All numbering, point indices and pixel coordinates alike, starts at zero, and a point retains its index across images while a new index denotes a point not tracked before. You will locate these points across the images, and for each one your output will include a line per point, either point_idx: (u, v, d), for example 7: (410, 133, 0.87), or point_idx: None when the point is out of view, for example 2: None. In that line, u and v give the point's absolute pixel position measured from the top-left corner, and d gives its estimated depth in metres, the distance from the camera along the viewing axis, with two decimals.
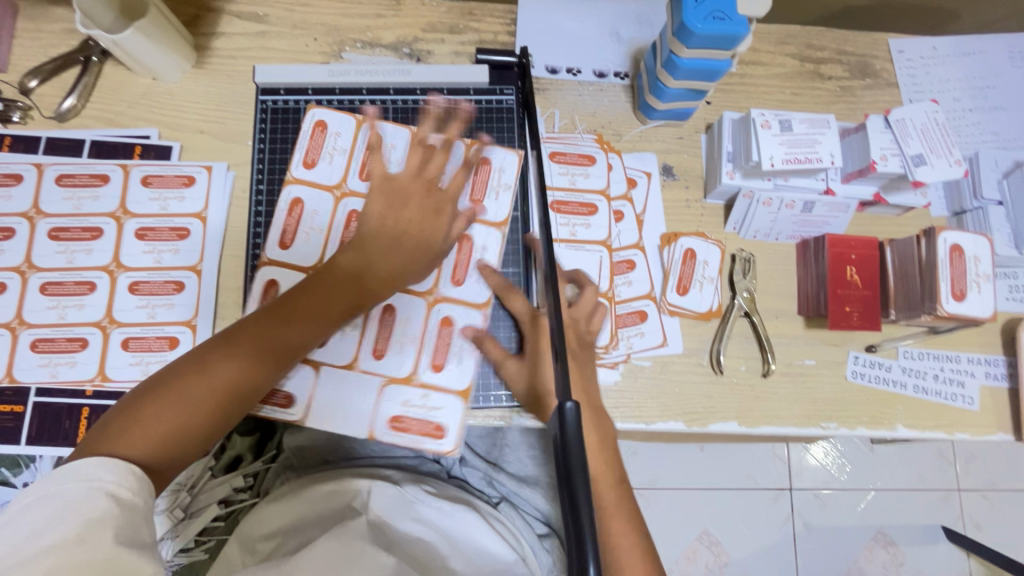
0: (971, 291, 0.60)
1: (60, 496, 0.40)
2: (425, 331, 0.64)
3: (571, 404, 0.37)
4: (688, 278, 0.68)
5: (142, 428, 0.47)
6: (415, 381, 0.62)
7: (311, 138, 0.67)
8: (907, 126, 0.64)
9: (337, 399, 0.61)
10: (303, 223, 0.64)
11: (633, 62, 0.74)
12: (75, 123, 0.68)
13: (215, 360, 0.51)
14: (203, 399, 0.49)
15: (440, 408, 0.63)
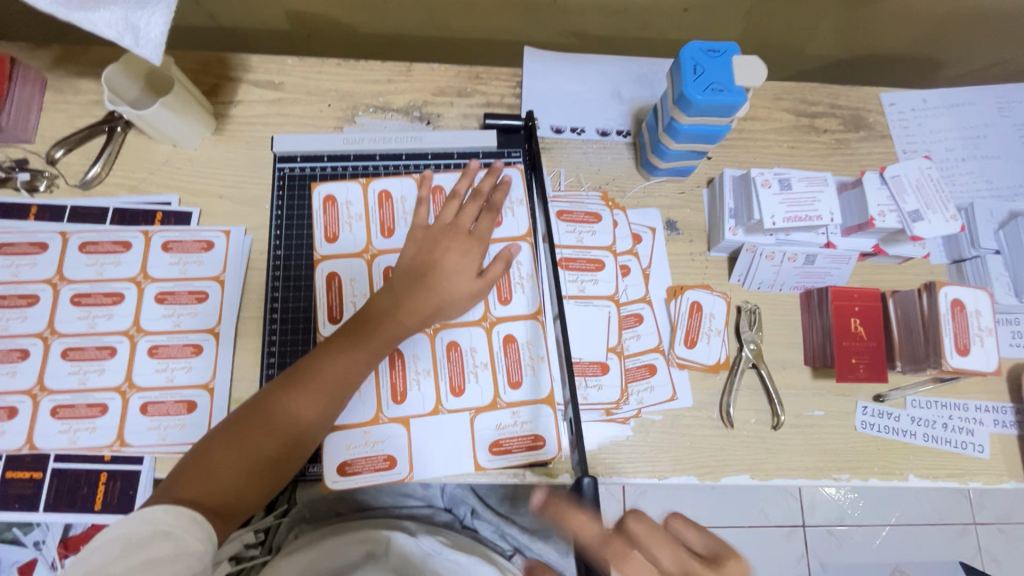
0: (974, 343, 0.61)
1: (129, 535, 0.46)
2: (496, 358, 0.64)
3: (589, 477, 0.53)
4: (695, 330, 0.69)
5: (211, 474, 0.52)
6: (502, 405, 0.63)
7: (324, 215, 0.68)
8: (903, 182, 0.66)
9: (422, 447, 0.62)
10: (345, 295, 0.66)
11: (634, 121, 0.77)
12: (99, 191, 0.70)
13: (270, 407, 0.55)
14: (260, 444, 0.54)
15: (533, 420, 0.63)
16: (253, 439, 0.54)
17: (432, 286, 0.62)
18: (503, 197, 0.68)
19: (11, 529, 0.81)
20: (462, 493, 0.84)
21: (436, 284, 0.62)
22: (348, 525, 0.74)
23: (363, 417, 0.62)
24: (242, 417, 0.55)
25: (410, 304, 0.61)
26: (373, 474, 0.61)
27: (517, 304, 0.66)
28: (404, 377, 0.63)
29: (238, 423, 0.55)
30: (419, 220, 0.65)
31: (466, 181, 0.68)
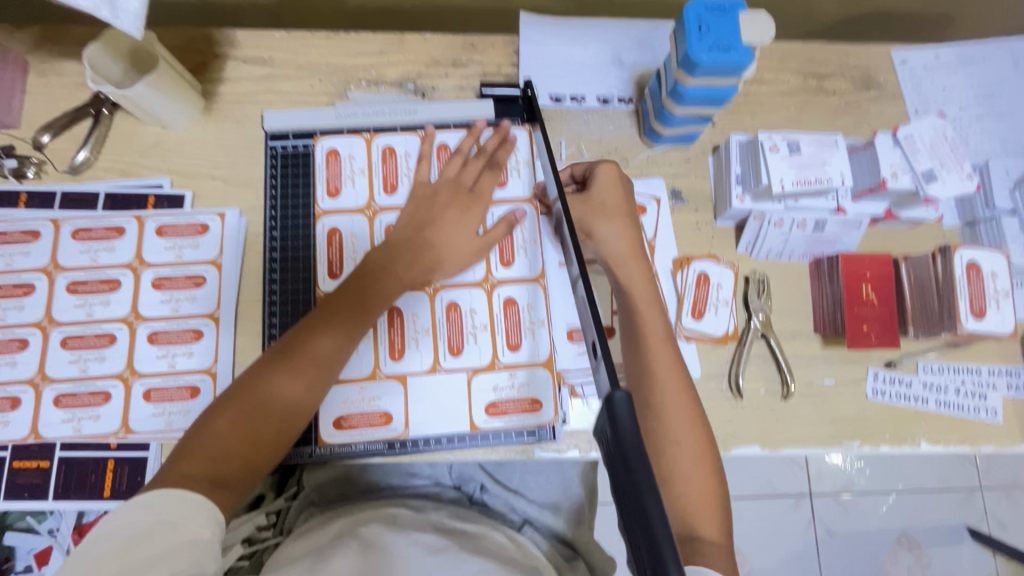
0: (990, 307, 0.60)
1: (126, 528, 0.44)
2: (495, 321, 0.62)
3: (624, 393, 0.32)
4: (702, 302, 0.68)
5: (207, 448, 0.50)
6: (500, 366, 0.61)
7: (327, 168, 0.66)
8: (916, 143, 0.63)
9: (418, 410, 0.60)
10: (346, 252, 0.65)
11: (636, 87, 0.74)
12: (89, 176, 0.68)
13: (263, 379, 0.53)
14: (256, 412, 0.52)
15: (531, 380, 0.61)
16: (249, 408, 0.52)
17: (429, 247, 0.61)
18: (508, 155, 0.66)
19: (25, 518, 0.82)
20: (470, 470, 0.83)
21: (433, 243, 0.61)
22: (353, 507, 0.75)
23: (360, 372, 0.60)
24: (235, 389, 0.54)
25: (405, 265, 0.60)
26: (369, 430, 0.59)
27: (519, 267, 0.64)
28: (403, 335, 0.61)
29: (230, 395, 0.53)
30: (422, 177, 0.65)
31: (471, 139, 0.67)
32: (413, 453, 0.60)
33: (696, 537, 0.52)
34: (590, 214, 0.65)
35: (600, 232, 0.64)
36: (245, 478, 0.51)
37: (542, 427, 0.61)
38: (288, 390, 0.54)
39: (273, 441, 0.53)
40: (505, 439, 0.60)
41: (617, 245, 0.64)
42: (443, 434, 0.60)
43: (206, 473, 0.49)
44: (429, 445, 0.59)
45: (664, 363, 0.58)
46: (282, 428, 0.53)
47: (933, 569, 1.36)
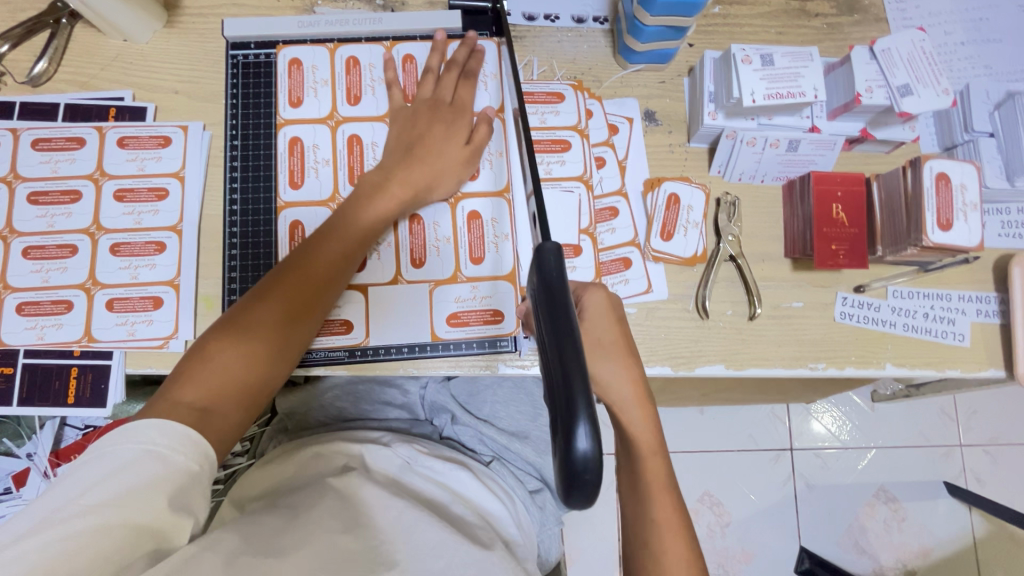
0: (958, 219, 0.59)
1: (113, 456, 0.42)
2: (460, 235, 0.62)
3: (553, 240, 0.33)
4: (672, 223, 0.67)
5: (200, 376, 0.48)
6: (463, 278, 0.61)
7: (289, 78, 0.65)
8: (893, 57, 0.62)
9: (378, 319, 0.60)
10: (307, 161, 0.64)
11: (612, 6, 0.72)
12: (48, 88, 0.67)
13: (257, 307, 0.52)
14: (251, 340, 0.51)
15: (494, 291, 0.61)
16: (244, 336, 0.51)
17: (420, 165, 0.59)
18: (479, 64, 0.65)
19: (3, 442, 0.83)
20: (442, 400, 0.84)
21: (423, 161, 0.59)
22: (325, 434, 0.76)
23: None
24: (227, 319, 0.52)
25: (400, 183, 0.58)
26: (328, 339, 0.59)
27: (484, 181, 0.63)
28: None
29: (224, 324, 0.51)
30: (397, 102, 0.64)
31: (438, 56, 0.65)
32: (374, 363, 0.60)
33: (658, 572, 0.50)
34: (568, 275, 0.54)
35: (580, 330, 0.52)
36: (236, 407, 0.49)
37: (503, 339, 0.61)
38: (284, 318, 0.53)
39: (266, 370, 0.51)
40: (466, 351, 0.60)
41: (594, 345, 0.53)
42: (403, 349, 0.60)
43: (196, 401, 0.47)
44: (389, 355, 0.60)
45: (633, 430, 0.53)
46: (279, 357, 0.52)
47: (909, 522, 1.38)
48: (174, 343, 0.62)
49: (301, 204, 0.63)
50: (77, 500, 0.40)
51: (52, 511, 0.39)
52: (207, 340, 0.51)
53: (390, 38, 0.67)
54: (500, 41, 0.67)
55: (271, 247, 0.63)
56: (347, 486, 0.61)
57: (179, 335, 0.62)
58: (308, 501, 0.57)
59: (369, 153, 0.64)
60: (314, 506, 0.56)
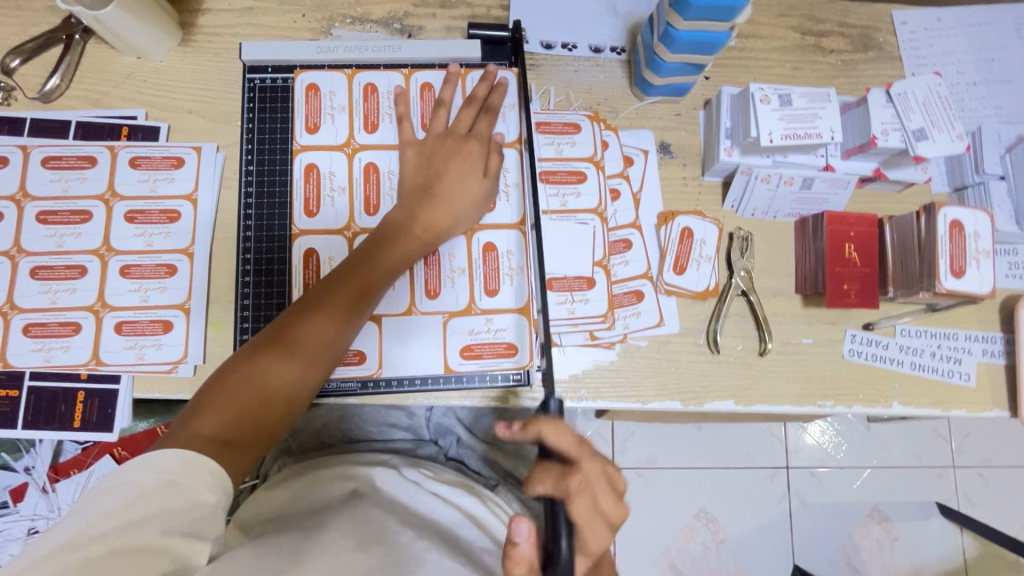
0: (970, 266, 0.60)
1: (126, 486, 0.40)
2: (476, 269, 0.62)
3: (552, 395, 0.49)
4: (685, 257, 0.67)
5: (218, 407, 0.48)
6: (477, 310, 0.61)
7: (306, 103, 0.65)
8: (909, 100, 0.63)
9: (393, 349, 0.60)
10: (323, 189, 0.64)
11: (630, 36, 0.72)
12: (60, 104, 0.66)
13: (281, 339, 0.51)
14: (271, 372, 0.50)
15: (509, 324, 0.61)
16: (267, 366, 0.50)
17: (440, 202, 0.59)
18: (500, 99, 0.65)
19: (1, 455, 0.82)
20: (448, 423, 0.85)
21: (444, 198, 0.60)
22: (332, 457, 0.76)
23: None
24: (251, 348, 0.52)
25: (423, 226, 0.59)
26: (341, 368, 0.59)
27: (500, 213, 0.63)
28: None
29: (247, 353, 0.51)
30: (407, 136, 0.63)
31: (452, 88, 0.65)
32: (385, 394, 0.60)
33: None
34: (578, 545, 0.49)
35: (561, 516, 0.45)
36: (254, 439, 0.48)
37: (516, 372, 0.61)
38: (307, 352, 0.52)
39: (287, 400, 0.51)
40: (481, 383, 0.60)
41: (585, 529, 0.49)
42: (417, 380, 0.60)
43: (216, 433, 0.46)
44: (402, 387, 0.60)
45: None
46: (298, 391, 0.51)
47: (901, 542, 1.39)
48: (183, 368, 0.61)
49: (316, 232, 0.63)
50: (89, 529, 0.38)
51: (65, 540, 0.37)
52: (227, 371, 0.50)
53: (407, 66, 0.67)
54: (515, 72, 0.67)
55: (284, 274, 0.63)
56: (357, 511, 0.61)
57: (189, 360, 0.62)
58: (319, 527, 0.56)
59: (386, 182, 0.64)
60: (323, 532, 0.55)
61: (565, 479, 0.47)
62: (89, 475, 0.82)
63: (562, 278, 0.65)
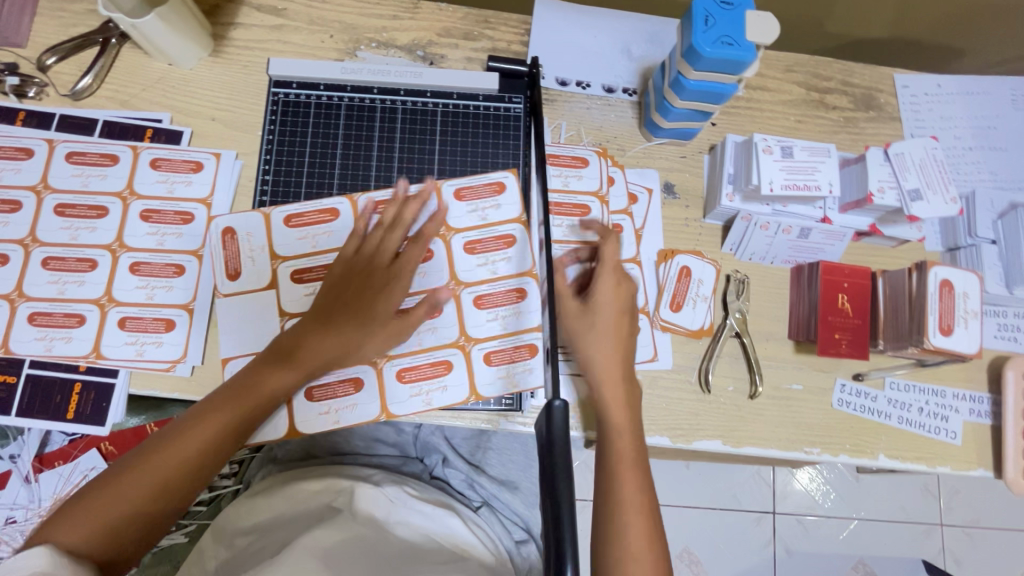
0: (958, 325, 0.61)
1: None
2: (412, 359, 0.63)
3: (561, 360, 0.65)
4: (682, 295, 0.69)
5: (105, 497, 0.48)
6: (405, 380, 0.62)
7: (352, 154, 0.69)
8: (906, 160, 0.65)
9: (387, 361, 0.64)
10: (242, 249, 0.64)
11: (642, 79, 0.75)
12: (89, 103, 0.68)
13: (204, 416, 0.54)
14: (185, 457, 0.51)
15: (445, 387, 0.63)
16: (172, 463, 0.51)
17: (356, 320, 0.60)
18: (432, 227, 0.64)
19: None
20: (435, 442, 0.85)
21: (359, 316, 0.60)
22: (321, 469, 0.76)
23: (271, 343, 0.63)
24: (139, 453, 0.51)
25: (337, 338, 0.60)
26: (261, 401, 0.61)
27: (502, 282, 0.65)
28: None
29: (136, 457, 0.51)
30: (346, 252, 0.62)
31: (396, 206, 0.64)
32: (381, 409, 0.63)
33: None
34: (579, 333, 0.60)
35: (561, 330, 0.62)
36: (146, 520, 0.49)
37: (511, 397, 0.64)
38: (222, 432, 0.54)
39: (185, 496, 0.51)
40: (472, 406, 0.64)
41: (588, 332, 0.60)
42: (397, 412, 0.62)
43: (93, 529, 0.47)
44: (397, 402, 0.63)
45: (619, 422, 0.57)
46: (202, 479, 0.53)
47: None
48: (181, 367, 0.62)
49: (239, 296, 0.63)
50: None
51: None
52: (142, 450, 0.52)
53: (426, 97, 0.71)
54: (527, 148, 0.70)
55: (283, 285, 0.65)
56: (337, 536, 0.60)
57: (187, 360, 0.62)
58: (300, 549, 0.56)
59: (304, 245, 0.65)
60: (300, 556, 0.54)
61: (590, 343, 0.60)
62: (74, 467, 0.82)
63: (502, 351, 0.64)
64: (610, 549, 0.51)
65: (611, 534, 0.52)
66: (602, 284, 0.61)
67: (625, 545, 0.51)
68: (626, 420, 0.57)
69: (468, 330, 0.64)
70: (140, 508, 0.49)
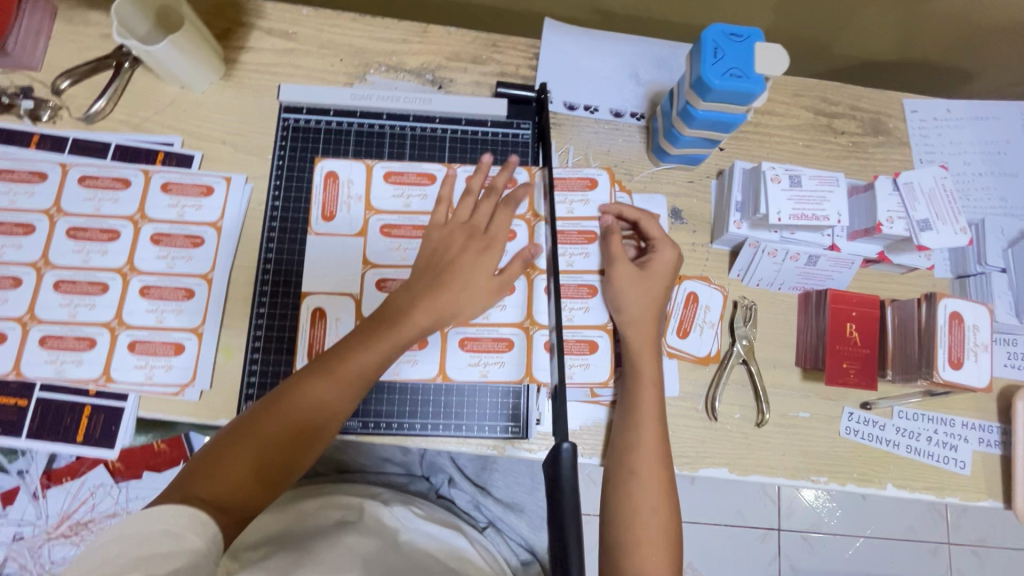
0: (968, 358, 0.61)
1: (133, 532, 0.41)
2: (477, 330, 0.65)
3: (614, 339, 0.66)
4: (689, 321, 0.69)
5: (217, 469, 0.48)
6: (467, 348, 0.64)
7: (324, 190, 0.68)
8: (915, 190, 0.65)
9: (389, 388, 0.64)
10: (340, 195, 0.68)
11: (650, 104, 0.75)
12: (102, 126, 0.69)
13: (300, 389, 0.53)
14: (284, 424, 0.51)
15: (502, 362, 0.64)
16: (274, 433, 0.51)
17: (443, 291, 0.60)
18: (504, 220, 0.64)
19: None
20: (441, 461, 0.85)
21: (449, 287, 0.60)
22: (326, 488, 0.76)
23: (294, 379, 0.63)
24: (261, 409, 0.52)
25: (423, 311, 0.59)
26: None
27: (510, 311, 0.65)
28: None
29: (257, 414, 0.52)
30: (438, 218, 0.65)
31: (481, 177, 0.67)
32: (386, 435, 0.63)
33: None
34: (626, 319, 0.63)
35: (612, 292, 0.65)
36: (253, 490, 0.49)
37: (517, 423, 0.64)
38: (317, 408, 0.53)
39: (297, 454, 0.51)
40: (479, 432, 0.64)
41: (638, 304, 0.63)
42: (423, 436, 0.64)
43: (209, 496, 0.46)
44: (403, 430, 0.63)
45: (647, 399, 0.60)
46: (305, 447, 0.52)
47: None
48: (190, 391, 0.63)
49: (331, 236, 0.67)
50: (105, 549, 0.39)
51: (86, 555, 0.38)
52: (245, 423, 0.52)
53: (434, 124, 0.71)
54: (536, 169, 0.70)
55: (292, 313, 0.65)
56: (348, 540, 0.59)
57: (196, 384, 0.63)
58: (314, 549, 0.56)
59: (397, 203, 0.68)
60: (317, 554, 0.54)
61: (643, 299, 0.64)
62: (81, 484, 0.84)
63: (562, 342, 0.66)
64: (622, 515, 0.56)
65: (623, 500, 0.56)
66: (660, 255, 0.65)
67: (636, 511, 0.55)
68: (653, 398, 0.60)
69: (536, 314, 0.65)
70: (258, 464, 0.49)
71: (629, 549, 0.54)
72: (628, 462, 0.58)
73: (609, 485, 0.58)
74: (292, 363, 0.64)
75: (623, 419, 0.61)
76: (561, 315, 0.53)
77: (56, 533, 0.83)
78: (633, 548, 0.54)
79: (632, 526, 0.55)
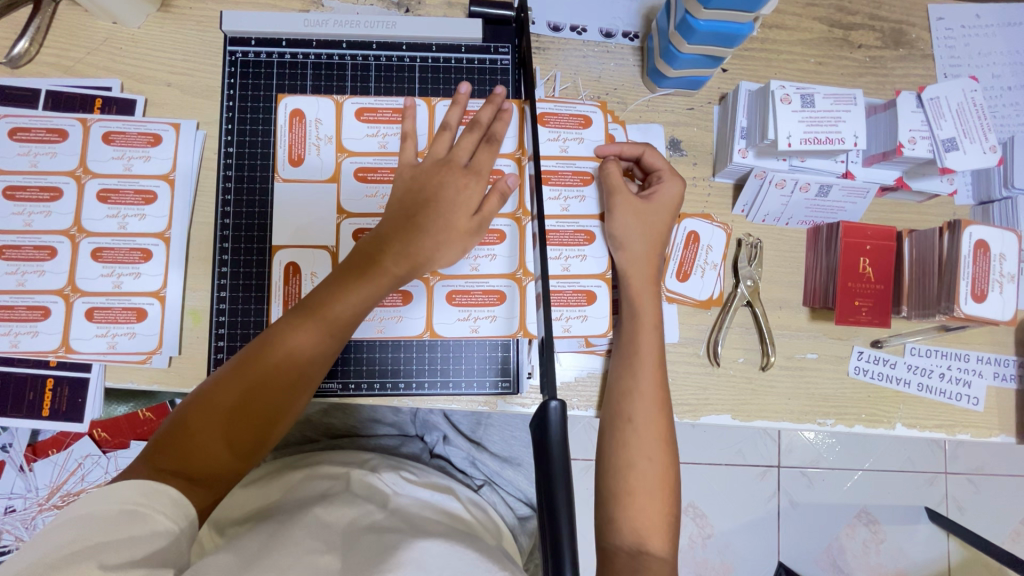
0: (993, 290, 0.58)
1: (87, 516, 0.37)
2: (466, 283, 0.60)
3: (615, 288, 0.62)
4: (689, 264, 0.64)
5: (185, 438, 0.45)
6: (456, 303, 0.60)
7: (290, 131, 0.61)
8: (942, 106, 0.59)
9: (369, 346, 0.60)
10: (309, 135, 0.61)
11: (645, 21, 0.66)
12: (29, 70, 0.61)
13: (270, 345, 0.49)
14: (256, 383, 0.47)
15: (494, 317, 0.60)
16: (245, 395, 0.47)
17: (420, 235, 0.55)
18: (486, 159, 0.58)
19: None
20: (434, 420, 0.84)
21: (427, 233, 0.55)
22: (313, 457, 0.75)
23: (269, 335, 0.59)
24: (230, 371, 0.48)
25: (399, 260, 0.54)
26: None
27: (497, 264, 0.60)
28: None
29: (226, 376, 0.48)
30: (406, 158, 0.58)
31: (458, 111, 0.60)
32: (367, 397, 0.60)
33: (645, 551, 0.50)
34: (627, 263, 0.59)
35: (616, 226, 0.59)
36: (227, 456, 0.46)
37: (506, 378, 0.61)
38: (290, 365, 0.49)
39: (272, 415, 0.48)
40: (467, 389, 0.60)
41: (642, 239, 0.59)
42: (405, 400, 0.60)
43: (178, 469, 0.43)
44: (385, 391, 0.60)
45: (647, 342, 0.56)
46: (282, 407, 0.48)
47: (887, 545, 1.30)
48: (157, 359, 0.59)
49: (300, 182, 0.60)
50: (55, 548, 0.35)
51: (41, 553, 0.35)
52: (213, 384, 0.48)
53: (401, 52, 0.63)
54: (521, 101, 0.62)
55: (263, 272, 0.60)
56: (337, 508, 0.57)
57: (163, 351, 0.59)
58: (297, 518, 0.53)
59: (371, 144, 0.61)
60: (299, 525, 0.51)
61: (649, 233, 0.59)
62: (69, 455, 0.82)
63: (559, 293, 0.61)
64: (615, 465, 0.53)
65: (618, 448, 0.53)
66: (663, 187, 0.59)
67: (631, 459, 0.53)
68: (653, 343, 0.57)
69: (528, 264, 0.60)
70: (230, 431, 0.46)
71: (622, 498, 0.52)
72: (625, 409, 0.55)
73: (603, 434, 0.55)
74: (264, 325, 0.59)
75: (620, 366, 0.57)
76: (547, 263, 0.47)
77: (47, 504, 0.81)
78: (626, 498, 0.52)
79: (626, 475, 0.52)
